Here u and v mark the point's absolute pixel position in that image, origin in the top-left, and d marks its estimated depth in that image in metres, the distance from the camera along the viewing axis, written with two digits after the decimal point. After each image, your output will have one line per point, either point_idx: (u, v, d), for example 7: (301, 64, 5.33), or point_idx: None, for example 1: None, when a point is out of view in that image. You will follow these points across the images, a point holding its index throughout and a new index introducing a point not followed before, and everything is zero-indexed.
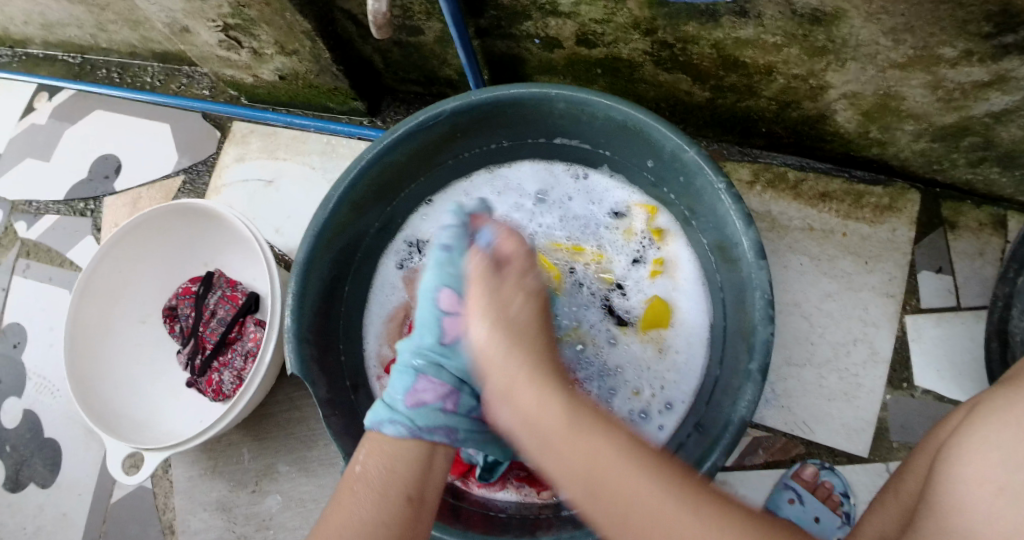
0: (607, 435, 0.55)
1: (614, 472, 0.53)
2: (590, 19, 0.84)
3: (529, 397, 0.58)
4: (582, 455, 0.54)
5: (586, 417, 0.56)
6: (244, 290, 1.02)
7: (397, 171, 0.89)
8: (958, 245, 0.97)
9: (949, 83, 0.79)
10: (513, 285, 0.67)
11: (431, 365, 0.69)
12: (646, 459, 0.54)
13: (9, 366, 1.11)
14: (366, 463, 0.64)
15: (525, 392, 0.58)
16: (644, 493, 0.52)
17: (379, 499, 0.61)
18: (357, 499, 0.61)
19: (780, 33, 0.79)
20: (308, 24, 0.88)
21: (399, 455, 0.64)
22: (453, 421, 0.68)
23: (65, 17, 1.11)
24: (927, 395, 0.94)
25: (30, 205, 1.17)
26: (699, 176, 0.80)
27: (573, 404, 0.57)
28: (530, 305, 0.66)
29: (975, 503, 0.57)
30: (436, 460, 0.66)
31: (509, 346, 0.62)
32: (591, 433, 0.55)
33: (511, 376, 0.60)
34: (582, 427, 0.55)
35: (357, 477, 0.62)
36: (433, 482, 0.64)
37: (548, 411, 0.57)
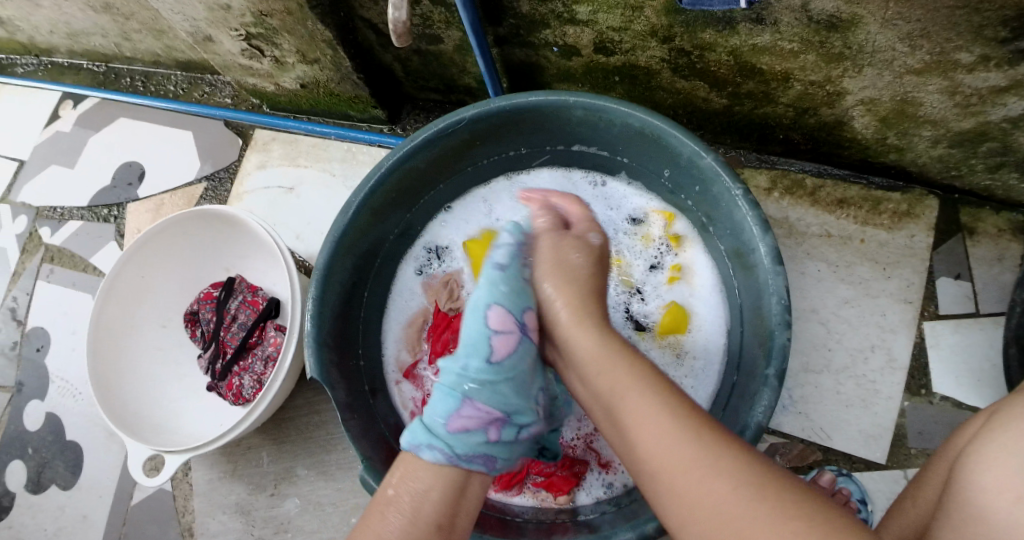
0: (635, 371, 0.62)
1: (635, 401, 0.60)
2: (608, 27, 0.85)
3: (580, 333, 0.68)
4: (610, 382, 0.62)
5: (619, 352, 0.65)
6: (264, 295, 1.04)
7: (416, 178, 0.90)
8: (977, 251, 0.96)
9: (966, 88, 0.79)
10: (573, 245, 0.76)
11: (477, 390, 0.68)
12: (664, 393, 0.60)
13: (32, 369, 1.13)
14: (398, 487, 0.64)
15: (578, 329, 0.68)
16: (657, 418, 0.58)
17: (410, 527, 0.61)
18: (389, 524, 0.61)
19: (797, 39, 0.79)
20: (329, 33, 0.90)
21: (432, 482, 0.64)
22: (494, 450, 0.67)
23: (90, 26, 1.13)
24: (945, 402, 0.93)
25: (54, 211, 1.19)
26: (716, 183, 0.80)
27: (610, 343, 0.66)
28: (591, 264, 0.75)
29: (996, 512, 0.58)
30: (470, 486, 0.66)
31: (570, 284, 0.72)
32: (621, 366, 0.63)
33: (567, 317, 0.70)
34: (617, 361, 0.64)
35: (389, 501, 0.63)
36: (464, 509, 0.65)
37: (591, 343, 0.67)
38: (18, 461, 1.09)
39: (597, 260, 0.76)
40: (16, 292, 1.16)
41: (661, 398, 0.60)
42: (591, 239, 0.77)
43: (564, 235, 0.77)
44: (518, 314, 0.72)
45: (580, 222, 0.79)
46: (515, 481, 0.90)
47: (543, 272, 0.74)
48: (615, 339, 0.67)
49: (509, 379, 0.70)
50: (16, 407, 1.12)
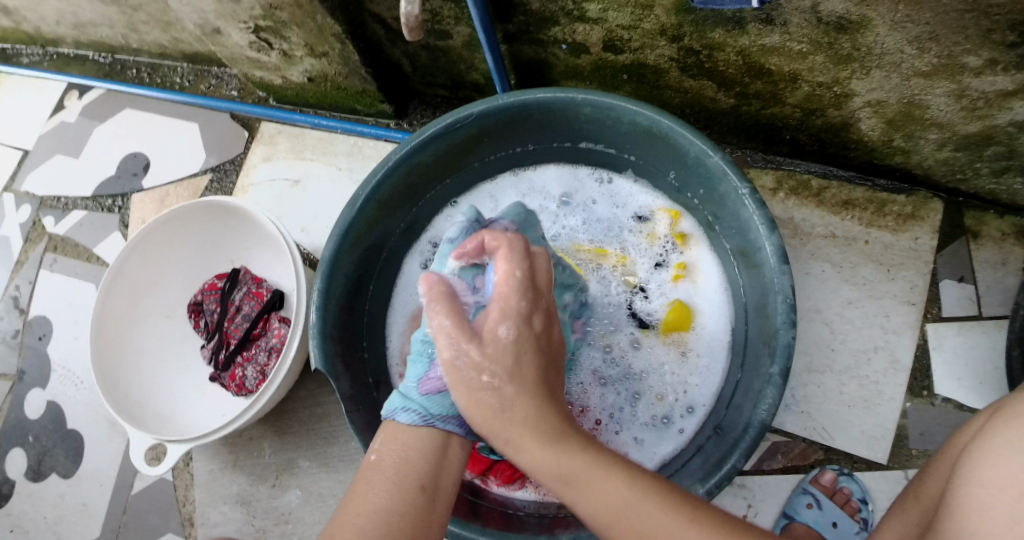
0: (610, 470, 0.57)
1: (626, 509, 0.55)
2: (618, 25, 0.85)
3: (530, 452, 0.58)
4: (591, 496, 0.56)
5: (586, 464, 0.57)
6: (269, 287, 1.03)
7: (423, 173, 0.90)
8: (980, 255, 0.97)
9: (973, 92, 0.79)
10: (485, 340, 0.62)
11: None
12: (658, 495, 0.56)
13: (34, 358, 1.12)
14: (381, 453, 0.63)
15: (526, 448, 0.58)
16: (664, 520, 0.54)
17: (395, 488, 0.59)
18: (373, 486, 0.60)
19: (806, 41, 0.79)
20: (338, 27, 0.90)
21: (415, 444, 0.63)
22: (468, 411, 0.66)
23: (97, 17, 1.13)
24: (947, 404, 0.94)
25: (58, 200, 1.19)
26: (723, 182, 0.81)
27: (567, 448, 0.58)
28: (516, 351, 0.62)
29: (997, 508, 0.58)
30: (451, 450, 0.64)
31: (490, 393, 0.60)
32: (605, 473, 0.57)
33: (512, 417, 0.59)
34: (590, 472, 0.57)
35: (372, 467, 0.62)
36: (448, 472, 0.63)
37: (555, 464, 0.57)
38: (19, 450, 1.09)
39: (516, 348, 0.61)
40: (19, 280, 1.16)
41: (649, 497, 0.55)
42: (499, 336, 0.62)
43: (479, 338, 0.62)
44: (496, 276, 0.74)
45: (493, 309, 0.63)
46: (518, 476, 0.90)
47: (453, 358, 0.61)
48: (570, 439, 0.59)
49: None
50: (17, 396, 1.12)
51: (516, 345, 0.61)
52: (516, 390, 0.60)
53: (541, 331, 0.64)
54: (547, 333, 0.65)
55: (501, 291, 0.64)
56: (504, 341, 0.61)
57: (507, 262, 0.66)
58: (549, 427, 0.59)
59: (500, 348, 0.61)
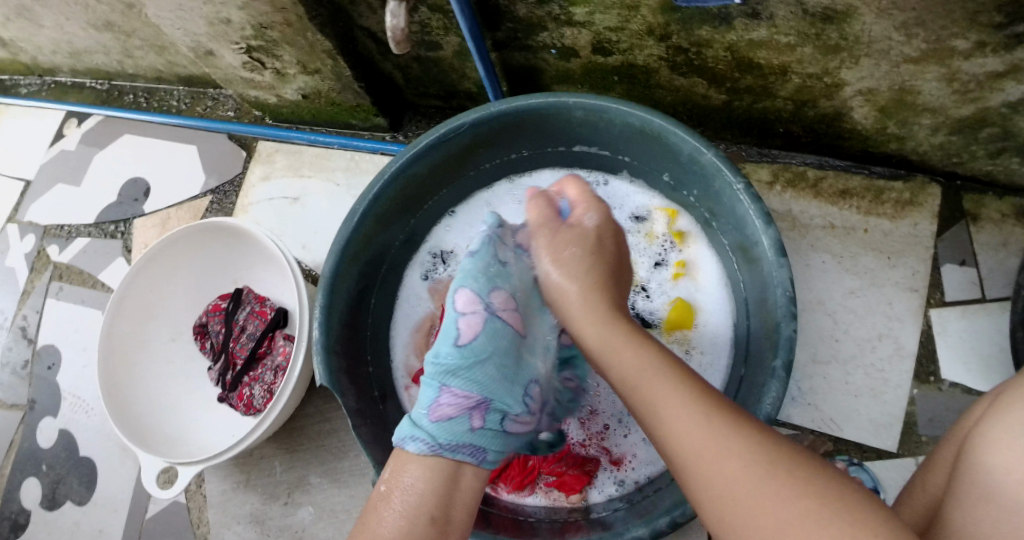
0: (661, 358, 0.62)
1: (658, 392, 0.59)
2: (605, 27, 0.85)
3: (592, 321, 0.68)
4: (630, 359, 0.63)
5: (657, 364, 0.61)
6: (272, 306, 1.04)
7: (419, 184, 0.90)
8: (981, 238, 0.97)
9: (964, 75, 0.79)
10: (573, 228, 0.76)
11: (453, 376, 0.68)
12: (701, 395, 0.58)
13: (44, 387, 1.13)
14: (391, 483, 0.64)
15: (620, 349, 0.64)
16: (694, 415, 0.57)
17: (403, 519, 0.60)
18: (383, 519, 0.61)
19: (794, 33, 0.80)
20: (329, 43, 0.91)
21: (422, 473, 0.63)
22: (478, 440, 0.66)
23: (92, 45, 1.14)
24: (955, 389, 0.93)
25: (61, 229, 1.20)
26: (717, 177, 0.81)
27: (614, 327, 0.66)
28: (594, 238, 0.75)
29: (1007, 493, 0.58)
30: (462, 477, 0.65)
31: (568, 276, 0.72)
32: (655, 367, 0.61)
33: (576, 290, 0.71)
34: (646, 367, 0.61)
35: (383, 497, 0.63)
36: (459, 500, 0.64)
37: (616, 338, 0.65)
38: (33, 479, 1.10)
39: (596, 239, 0.74)
40: (26, 310, 1.17)
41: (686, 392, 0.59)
42: (584, 222, 0.76)
43: (561, 234, 0.75)
44: (489, 294, 0.73)
45: (577, 203, 0.78)
46: (527, 482, 0.91)
47: (545, 249, 0.75)
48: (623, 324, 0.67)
49: (483, 358, 0.69)
50: (29, 425, 1.12)
51: (601, 232, 0.75)
52: (591, 270, 0.72)
53: (621, 237, 0.78)
54: (623, 240, 0.79)
55: (583, 199, 0.77)
56: (584, 226, 0.76)
57: (575, 184, 0.79)
58: (631, 331, 0.66)
59: (585, 240, 0.74)
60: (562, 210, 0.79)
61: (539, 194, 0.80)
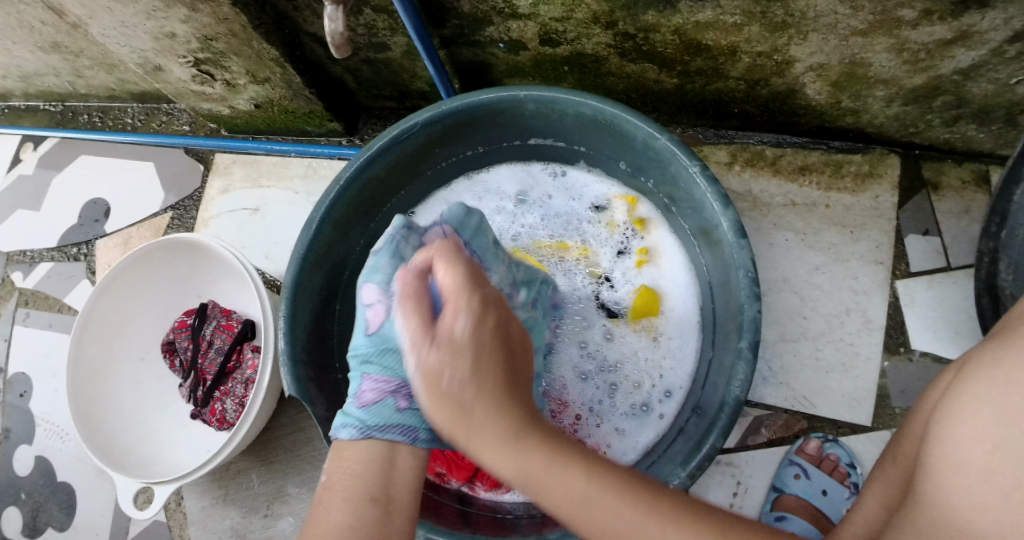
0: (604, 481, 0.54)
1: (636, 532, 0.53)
2: (551, 18, 0.85)
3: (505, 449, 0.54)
4: (574, 489, 0.53)
5: (538, 464, 0.54)
6: (239, 318, 1.04)
7: (376, 188, 0.90)
8: (943, 206, 0.97)
9: (913, 44, 0.79)
10: (444, 338, 0.58)
11: (371, 363, 0.67)
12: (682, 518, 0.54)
13: (17, 415, 1.12)
14: (334, 473, 0.62)
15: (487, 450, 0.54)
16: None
17: (348, 504, 0.58)
18: (327, 508, 0.59)
19: (739, 12, 0.79)
20: (275, 51, 0.90)
21: (360, 456, 0.62)
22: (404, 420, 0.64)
23: (42, 67, 1.13)
24: (925, 358, 0.94)
25: (24, 255, 1.19)
26: (674, 162, 0.81)
27: (526, 450, 0.54)
28: (472, 341, 0.58)
29: (969, 463, 0.58)
30: (399, 459, 0.63)
31: (460, 398, 0.55)
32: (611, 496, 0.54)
33: (470, 409, 0.55)
34: (608, 501, 0.53)
35: (326, 489, 0.61)
36: (400, 479, 0.62)
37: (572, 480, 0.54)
38: (13, 508, 1.09)
39: (478, 345, 0.58)
40: None
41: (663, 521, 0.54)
42: (456, 331, 0.58)
43: (438, 343, 0.58)
44: (394, 283, 0.71)
45: (451, 293, 0.60)
46: (504, 479, 0.90)
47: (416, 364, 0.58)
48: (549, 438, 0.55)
49: (397, 341, 0.67)
50: (5, 454, 1.11)
51: (479, 325, 0.59)
52: (479, 391, 0.56)
53: (505, 323, 0.61)
54: (507, 310, 0.64)
55: (455, 292, 0.60)
56: (451, 336, 0.58)
57: (448, 270, 0.61)
58: (504, 428, 0.55)
59: (456, 359, 0.57)
60: (434, 298, 0.62)
61: (407, 273, 0.63)
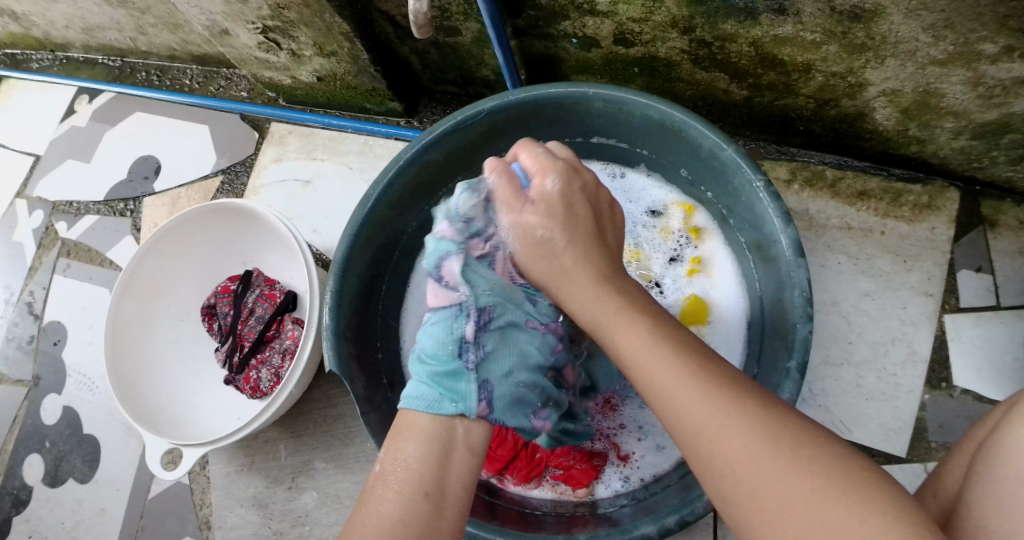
0: (675, 353, 0.55)
1: (712, 423, 0.50)
2: (628, 18, 0.84)
3: (596, 307, 0.62)
4: (647, 364, 0.55)
5: (636, 330, 0.58)
6: (282, 289, 1.04)
7: (434, 171, 0.89)
8: (998, 244, 0.95)
9: (989, 80, 0.78)
10: (535, 198, 0.69)
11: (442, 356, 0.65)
12: (732, 399, 0.51)
13: (49, 363, 1.13)
14: (388, 462, 0.60)
15: (575, 286, 0.65)
16: (756, 453, 0.49)
17: (401, 495, 0.57)
18: (381, 500, 0.57)
19: (819, 30, 0.78)
20: (347, 25, 0.89)
21: (415, 447, 0.60)
22: (434, 391, 0.63)
23: (106, 21, 1.13)
24: (966, 396, 0.93)
25: (69, 206, 1.19)
26: (736, 174, 0.79)
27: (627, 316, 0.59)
28: (561, 206, 0.69)
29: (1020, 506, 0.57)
30: (455, 456, 0.60)
31: (549, 249, 0.67)
32: (682, 365, 0.54)
33: (556, 257, 0.67)
34: (669, 368, 0.54)
35: (378, 477, 0.59)
36: (455, 474, 0.59)
37: (659, 358, 0.55)
38: (36, 456, 1.10)
39: (566, 200, 0.69)
40: (33, 286, 1.17)
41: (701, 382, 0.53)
42: (547, 188, 0.69)
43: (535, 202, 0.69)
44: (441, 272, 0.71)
45: (533, 169, 0.71)
46: (534, 475, 0.90)
47: (512, 225, 0.70)
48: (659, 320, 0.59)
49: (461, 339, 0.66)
50: (34, 401, 1.12)
51: (560, 206, 0.68)
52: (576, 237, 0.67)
53: (593, 187, 0.72)
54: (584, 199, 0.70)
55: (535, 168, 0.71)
56: (547, 193, 0.69)
57: (528, 149, 0.72)
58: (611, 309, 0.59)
59: (547, 221, 0.68)
60: (518, 176, 0.72)
61: (493, 164, 0.72)
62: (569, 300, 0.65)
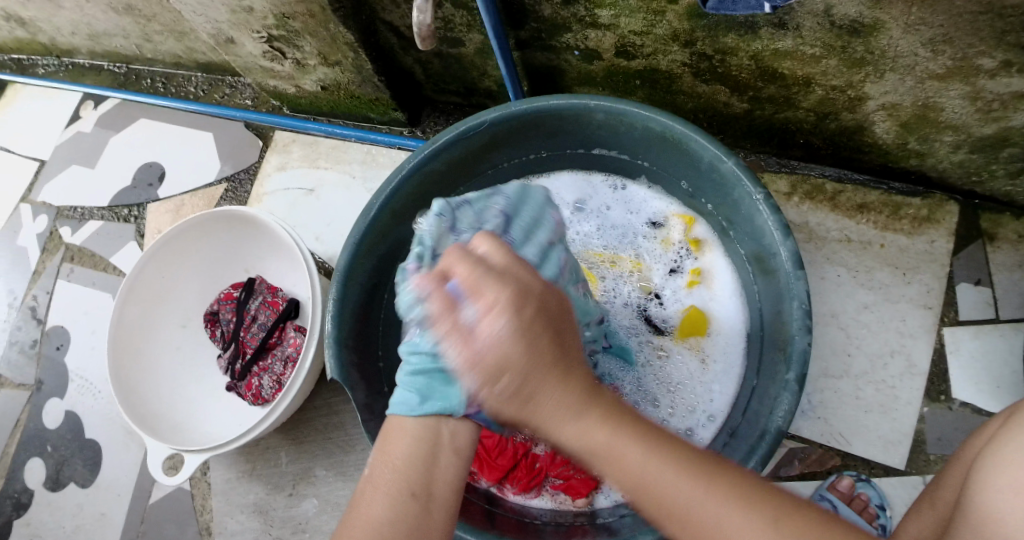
0: (621, 428, 0.53)
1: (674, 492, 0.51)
2: (630, 31, 0.85)
3: (561, 424, 0.53)
4: (600, 447, 0.53)
5: (603, 432, 0.53)
6: (284, 296, 1.05)
7: (436, 181, 0.89)
8: (997, 257, 0.96)
9: (988, 94, 0.79)
10: (486, 342, 0.52)
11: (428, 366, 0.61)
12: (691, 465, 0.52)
13: (51, 368, 1.13)
14: (377, 465, 0.59)
15: (557, 421, 0.53)
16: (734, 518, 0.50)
17: (390, 499, 0.56)
18: (371, 502, 0.56)
19: (819, 44, 0.79)
20: (351, 36, 0.90)
21: (405, 448, 0.59)
22: (417, 394, 0.61)
23: (112, 28, 1.14)
24: (965, 408, 0.93)
25: (74, 212, 1.20)
26: (737, 187, 0.80)
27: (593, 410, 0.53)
28: (518, 338, 0.52)
29: (1010, 511, 0.57)
30: (441, 457, 0.60)
31: (500, 377, 0.52)
32: (627, 440, 0.53)
33: (534, 402, 0.53)
34: (614, 446, 0.52)
35: (367, 481, 0.58)
36: (443, 476, 0.59)
37: (600, 435, 0.53)
38: (37, 459, 1.10)
39: (527, 356, 0.52)
40: (37, 291, 1.18)
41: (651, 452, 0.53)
42: (491, 329, 0.52)
43: (477, 348, 0.52)
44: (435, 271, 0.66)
45: (470, 287, 0.54)
46: (534, 484, 0.90)
47: (461, 359, 0.53)
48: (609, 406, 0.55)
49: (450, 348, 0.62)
50: (36, 405, 1.12)
51: (524, 313, 0.53)
52: (531, 390, 0.53)
53: (549, 297, 0.56)
54: (555, 302, 0.57)
55: (473, 286, 0.53)
56: (492, 336, 0.52)
57: (462, 261, 0.55)
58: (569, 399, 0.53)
59: (508, 366, 0.52)
60: (455, 296, 0.54)
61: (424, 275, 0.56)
62: (549, 434, 0.54)
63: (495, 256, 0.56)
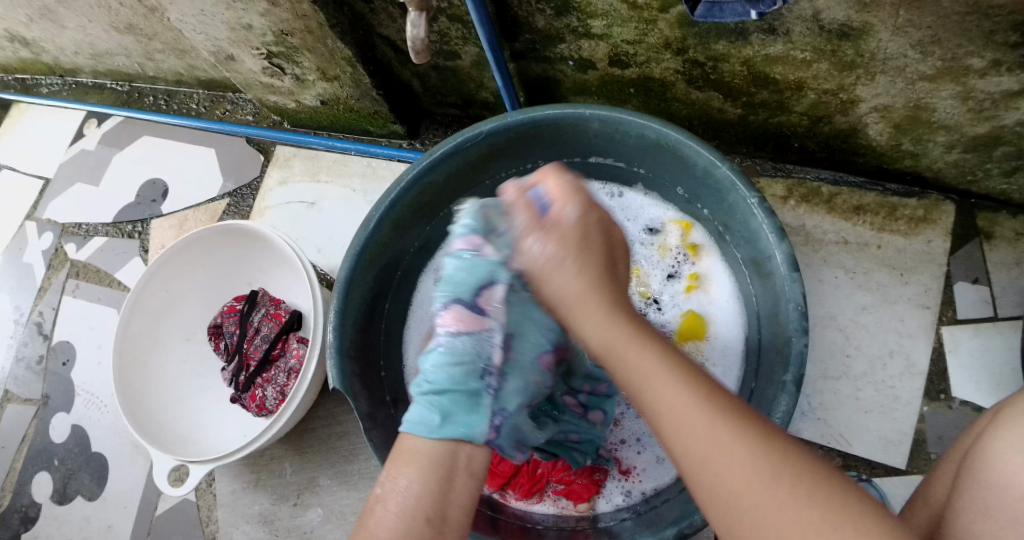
0: (650, 347, 0.58)
1: (683, 409, 0.53)
2: (623, 40, 0.86)
3: (601, 322, 0.61)
4: (630, 362, 0.57)
5: (626, 335, 0.59)
6: (287, 308, 1.06)
7: (434, 193, 0.91)
8: (994, 256, 0.96)
9: (978, 94, 0.79)
10: (556, 224, 0.67)
11: (450, 394, 0.65)
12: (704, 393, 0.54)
13: (58, 383, 1.15)
14: (388, 485, 0.61)
15: (587, 315, 0.62)
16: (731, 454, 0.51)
17: (402, 523, 0.58)
18: (381, 520, 0.58)
19: (810, 49, 0.80)
20: (348, 51, 0.91)
21: (416, 474, 0.60)
22: (433, 414, 0.64)
23: (114, 47, 1.16)
24: (965, 407, 0.93)
25: (78, 228, 1.22)
26: (732, 192, 0.81)
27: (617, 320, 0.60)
28: (582, 227, 0.67)
29: (1000, 508, 0.58)
30: (454, 488, 0.61)
31: (559, 272, 0.64)
32: (649, 353, 0.57)
33: (581, 293, 0.63)
34: (635, 347, 0.58)
35: (378, 499, 0.60)
36: (455, 499, 0.60)
37: (628, 349, 0.58)
38: (45, 473, 1.11)
39: (585, 236, 0.66)
40: (43, 306, 1.19)
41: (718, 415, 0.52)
42: (563, 217, 0.67)
43: (550, 228, 0.67)
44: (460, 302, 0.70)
45: (556, 196, 0.68)
46: (536, 490, 0.91)
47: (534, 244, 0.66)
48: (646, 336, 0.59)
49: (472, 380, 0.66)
50: (43, 420, 1.14)
51: (590, 227, 0.67)
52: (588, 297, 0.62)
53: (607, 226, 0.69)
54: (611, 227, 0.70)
55: (556, 196, 0.68)
56: (565, 219, 0.67)
57: (556, 176, 0.69)
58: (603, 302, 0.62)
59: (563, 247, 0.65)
60: (538, 201, 0.69)
61: (513, 186, 0.72)
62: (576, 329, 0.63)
63: (556, 206, 0.68)
